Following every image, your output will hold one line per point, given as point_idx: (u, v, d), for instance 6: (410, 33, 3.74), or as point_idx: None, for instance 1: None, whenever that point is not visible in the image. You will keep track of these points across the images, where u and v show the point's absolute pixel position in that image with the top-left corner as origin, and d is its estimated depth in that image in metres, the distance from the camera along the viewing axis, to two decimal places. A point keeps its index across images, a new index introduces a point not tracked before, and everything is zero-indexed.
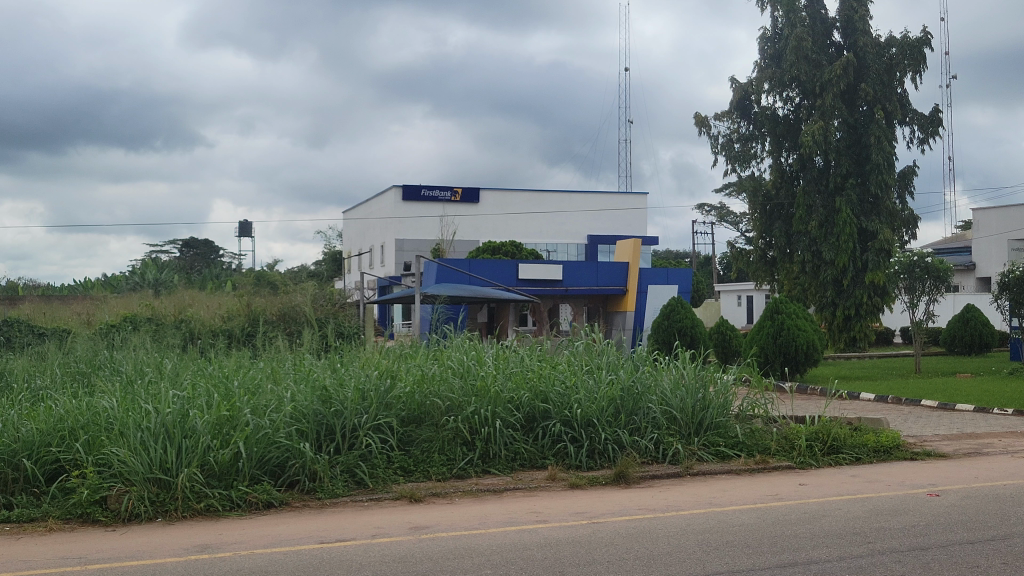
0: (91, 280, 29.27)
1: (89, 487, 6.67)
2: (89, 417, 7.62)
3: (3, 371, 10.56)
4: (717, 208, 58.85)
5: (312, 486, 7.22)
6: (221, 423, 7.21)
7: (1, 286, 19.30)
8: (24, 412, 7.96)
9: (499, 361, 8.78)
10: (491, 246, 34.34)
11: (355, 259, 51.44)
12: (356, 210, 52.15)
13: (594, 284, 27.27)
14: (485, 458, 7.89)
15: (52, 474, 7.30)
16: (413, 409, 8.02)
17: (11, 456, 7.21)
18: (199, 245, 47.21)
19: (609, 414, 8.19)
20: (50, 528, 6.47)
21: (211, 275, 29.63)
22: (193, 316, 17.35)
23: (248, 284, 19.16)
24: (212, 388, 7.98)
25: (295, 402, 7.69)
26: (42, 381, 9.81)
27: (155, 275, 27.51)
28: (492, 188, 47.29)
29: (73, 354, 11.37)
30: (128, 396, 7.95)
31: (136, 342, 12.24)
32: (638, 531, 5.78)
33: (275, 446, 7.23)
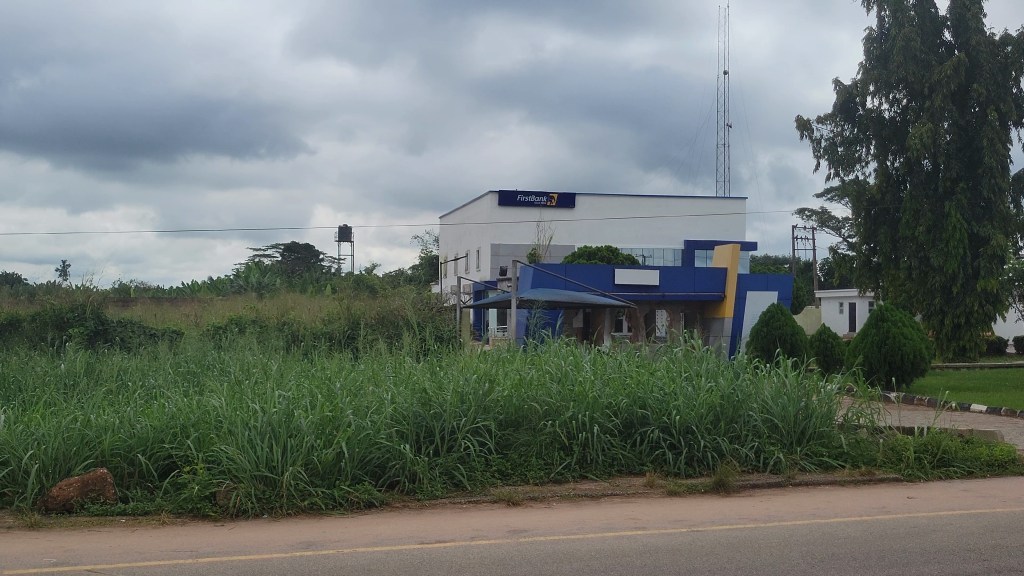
0: (199, 283, 30.35)
1: (199, 483, 6.92)
2: (199, 415, 7.91)
3: (120, 369, 11.04)
4: (819, 214, 57.60)
5: (412, 487, 7.31)
6: (324, 424, 7.41)
7: (116, 288, 20.15)
8: (139, 410, 8.32)
9: (597, 367, 8.79)
10: (587, 251, 34.31)
11: (451, 263, 52.02)
12: (453, 215, 52.77)
13: (691, 290, 26.96)
14: (583, 463, 7.89)
15: (165, 470, 7.59)
16: (510, 413, 8.05)
17: (128, 452, 7.54)
18: (300, 250, 48.46)
19: (708, 421, 8.08)
20: (162, 521, 6.72)
21: (312, 279, 30.40)
22: (295, 320, 17.82)
23: (348, 288, 19.59)
24: (315, 390, 8.19)
25: (395, 404, 7.83)
26: (156, 380, 10.22)
27: (258, 278, 28.37)
28: (587, 193, 47.26)
29: (185, 355, 11.80)
30: (236, 396, 8.22)
31: (244, 344, 12.63)
32: (739, 540, 5.71)
33: (376, 446, 7.37)
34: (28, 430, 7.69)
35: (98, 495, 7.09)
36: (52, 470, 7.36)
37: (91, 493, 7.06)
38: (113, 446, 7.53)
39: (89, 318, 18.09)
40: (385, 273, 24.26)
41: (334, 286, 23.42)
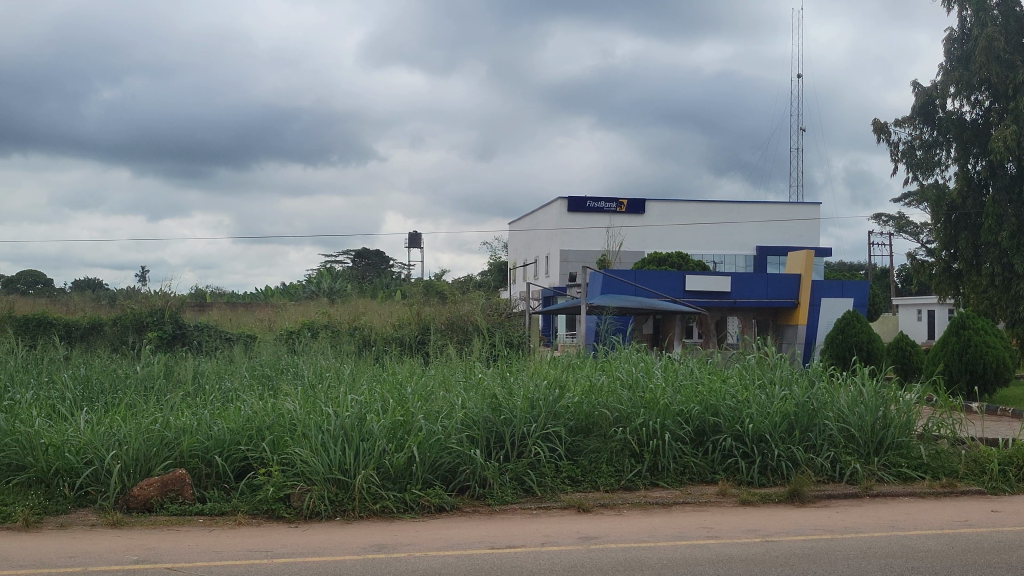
0: (273, 288, 30.91)
1: (274, 484, 7.04)
2: (274, 418, 8.06)
3: (197, 372, 11.29)
4: (896, 219, 56.28)
5: (482, 492, 7.33)
6: (396, 429, 7.49)
7: (193, 293, 20.64)
8: (215, 412, 8.51)
9: (668, 374, 8.72)
10: (656, 257, 34.06)
11: (520, 269, 52.09)
12: (522, 222, 52.89)
13: (764, 297, 26.56)
14: (654, 470, 7.82)
15: (241, 472, 7.74)
16: (581, 419, 8.03)
17: (205, 453, 7.71)
18: (370, 256, 49.03)
19: (783, 430, 7.95)
20: (238, 521, 6.85)
21: (383, 285, 30.75)
22: (367, 325, 18.02)
23: (418, 293, 19.76)
24: (387, 394, 8.28)
25: (466, 409, 7.89)
26: (231, 384, 10.42)
27: (330, 284, 28.78)
28: (658, 199, 46.96)
29: (260, 359, 12.03)
30: (309, 399, 8.35)
31: (317, 349, 12.82)
32: (814, 551, 5.60)
33: (447, 451, 7.41)
34: (110, 430, 7.92)
35: (177, 495, 7.25)
36: (133, 469, 7.56)
37: (170, 493, 7.23)
38: (191, 448, 7.71)
39: (168, 322, 18.56)
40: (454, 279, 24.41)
41: (404, 292, 23.65)
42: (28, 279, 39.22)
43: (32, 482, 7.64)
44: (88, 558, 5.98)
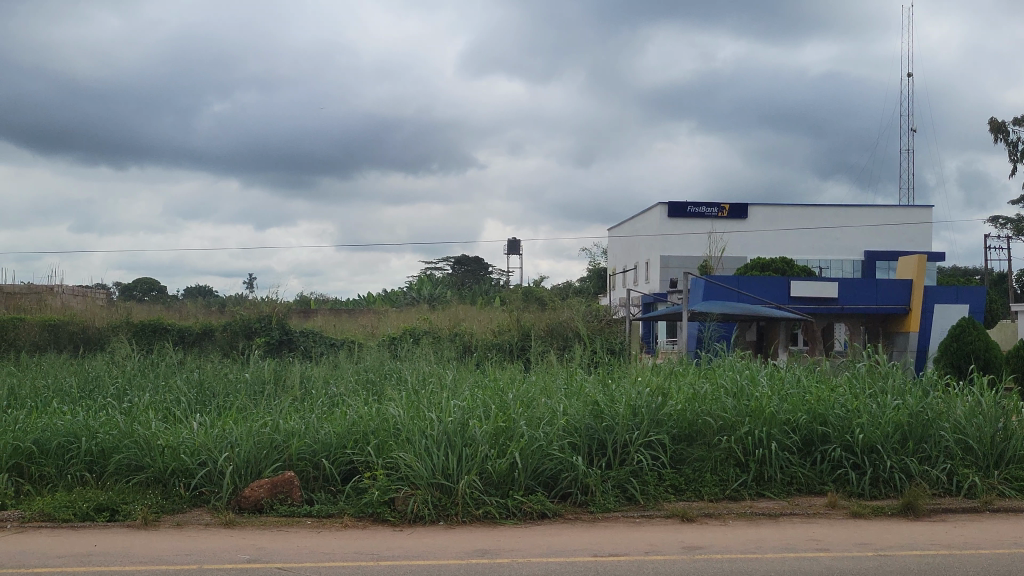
0: (375, 295, 31.46)
1: (379, 488, 7.16)
2: (379, 423, 8.20)
3: (304, 377, 11.56)
4: (1014, 222, 53.96)
5: (585, 499, 7.29)
6: (498, 435, 7.55)
7: (298, 300, 21.16)
8: (322, 416, 8.71)
9: (774, 382, 8.54)
10: (759, 262, 33.42)
11: (619, 275, 51.79)
12: (621, 227, 52.63)
13: (872, 303, 25.78)
14: (760, 480, 7.67)
15: (347, 474, 7.88)
16: (684, 427, 7.92)
17: (313, 456, 7.90)
18: (469, 262, 49.46)
19: (895, 441, 7.70)
20: (344, 524, 6.99)
21: (482, 291, 30.96)
22: (467, 331, 18.16)
23: (517, 300, 19.85)
24: (488, 400, 8.35)
25: (567, 417, 7.89)
26: (338, 388, 10.64)
27: (430, 291, 29.11)
28: (760, 203, 46.11)
29: (364, 364, 12.23)
30: (412, 405, 8.47)
31: (420, 355, 12.98)
32: (931, 568, 5.40)
33: (549, 458, 7.41)
34: (222, 433, 8.19)
35: (286, 496, 7.44)
36: (245, 471, 7.79)
37: (279, 495, 7.42)
38: (299, 451, 7.90)
39: (275, 328, 19.08)
40: (554, 286, 24.43)
41: (505, 298, 23.78)
42: (144, 287, 40.94)
43: (149, 481, 7.95)
44: (202, 556, 6.18)
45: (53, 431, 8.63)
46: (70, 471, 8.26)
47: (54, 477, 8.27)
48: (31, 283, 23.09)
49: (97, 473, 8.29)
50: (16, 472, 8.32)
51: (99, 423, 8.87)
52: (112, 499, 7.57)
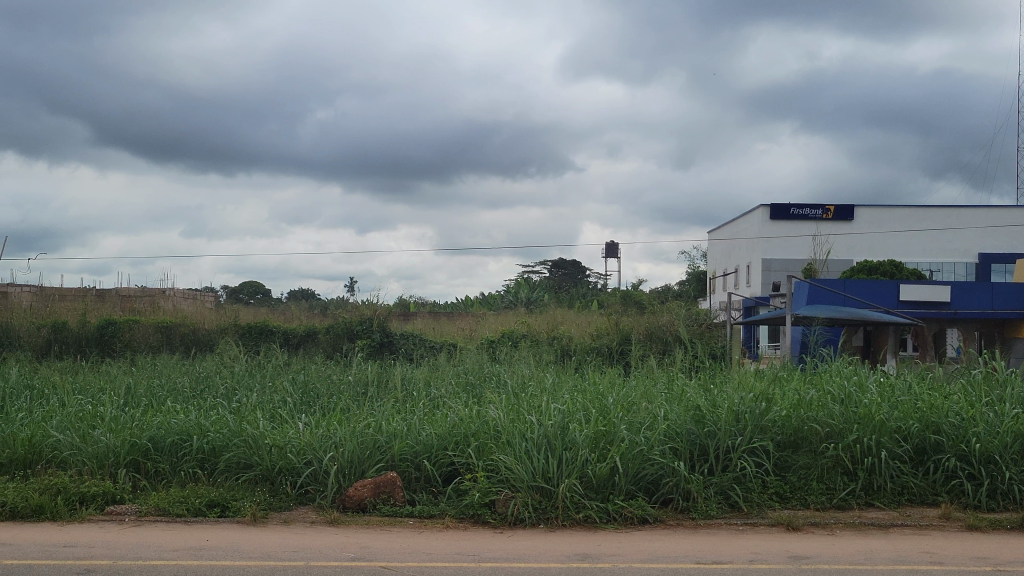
0: (473, 298, 31.73)
1: (480, 490, 7.21)
2: (479, 425, 8.27)
3: (406, 379, 11.73)
4: None
5: (686, 505, 7.21)
6: (598, 439, 7.55)
7: (399, 303, 21.49)
8: (424, 418, 8.84)
9: (884, 389, 8.30)
10: (865, 266, 32.51)
11: (719, 279, 51.06)
12: (720, 230, 51.90)
13: (987, 307, 24.79)
14: (869, 489, 7.45)
15: (448, 476, 7.96)
16: (789, 434, 7.76)
17: (415, 457, 8.01)
18: (566, 266, 49.39)
19: (1014, 451, 7.37)
20: (446, 525, 7.06)
21: (579, 295, 30.91)
22: (565, 335, 18.13)
23: (616, 304, 19.75)
24: (588, 404, 8.34)
25: (668, 421, 7.82)
26: (438, 390, 10.76)
27: (528, 294, 29.22)
28: (867, 205, 44.86)
29: (465, 367, 12.34)
30: (512, 408, 8.51)
31: (519, 358, 13.02)
32: None
33: (650, 462, 7.35)
34: (327, 433, 8.39)
35: (389, 497, 7.56)
36: (348, 470, 7.94)
37: (382, 494, 7.55)
38: (401, 452, 8.02)
39: (375, 330, 19.41)
40: (652, 289, 24.25)
41: (602, 301, 23.72)
42: (250, 289, 42.37)
43: (258, 479, 8.18)
44: (309, 553, 6.33)
45: (168, 429, 8.95)
46: (183, 468, 8.56)
47: (169, 473, 8.58)
48: (145, 286, 24.02)
49: (208, 470, 8.56)
50: (132, 467, 8.66)
51: (210, 422, 9.16)
52: (222, 495, 7.81)
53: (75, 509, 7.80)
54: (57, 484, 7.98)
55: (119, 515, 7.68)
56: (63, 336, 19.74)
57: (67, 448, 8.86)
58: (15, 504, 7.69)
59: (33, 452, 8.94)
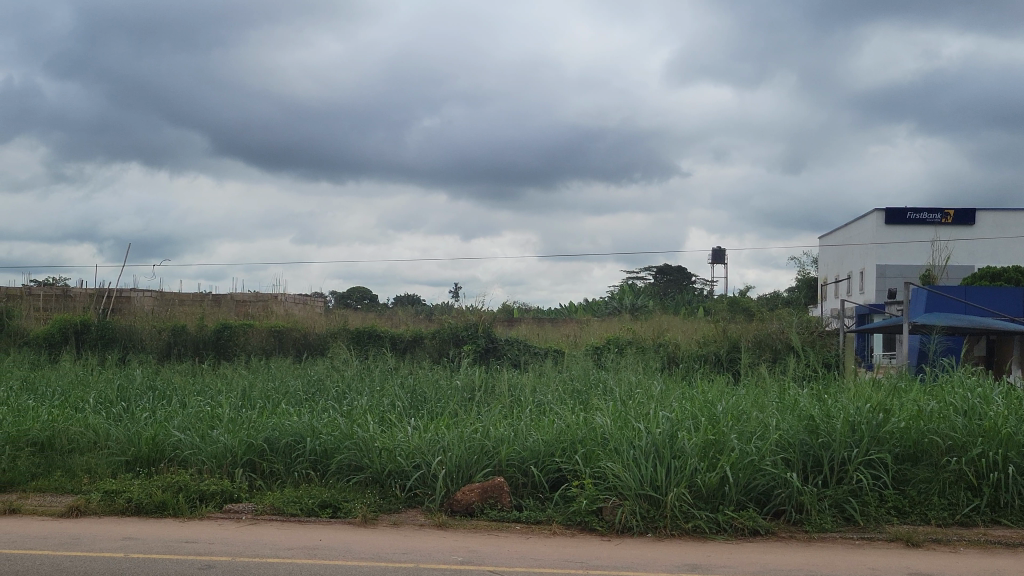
0: (578, 304, 31.72)
1: (587, 497, 7.19)
2: (586, 432, 8.26)
3: (512, 385, 11.78)
4: None
5: (799, 518, 7.04)
6: (707, 448, 7.46)
7: (504, 309, 21.62)
8: (531, 424, 8.88)
9: (1010, 401, 7.94)
10: (987, 273, 31.18)
11: (831, 285, 49.75)
12: (832, 235, 50.57)
13: None
14: (994, 506, 7.11)
15: (555, 482, 7.97)
16: (908, 446, 7.52)
17: (522, 463, 8.05)
18: (672, 271, 48.86)
19: None
20: (553, 531, 7.07)
21: (686, 301, 30.53)
22: (671, 342, 17.94)
23: (723, 311, 19.44)
24: (697, 413, 8.25)
25: (781, 431, 7.67)
26: (545, 396, 10.77)
27: (633, 300, 29.06)
28: (989, 208, 43.05)
29: (571, 373, 12.32)
30: (619, 415, 8.47)
31: (626, 366, 12.91)
32: None
33: (761, 473, 7.21)
34: (435, 438, 8.51)
35: (496, 501, 7.60)
36: (456, 475, 8.03)
37: (490, 499, 7.59)
38: (508, 457, 8.07)
39: (481, 336, 19.56)
40: (761, 296, 23.79)
41: (708, 308, 23.42)
42: (357, 294, 43.37)
43: (369, 481, 8.34)
44: (419, 555, 6.41)
45: (283, 431, 9.21)
46: (297, 469, 8.78)
47: (283, 473, 8.82)
48: (259, 291, 24.79)
49: (320, 471, 8.77)
50: (249, 467, 8.93)
51: (323, 425, 9.38)
52: (335, 497, 8.00)
53: (196, 506, 8.10)
54: (179, 482, 8.30)
55: (236, 513, 7.93)
56: (182, 339, 20.52)
57: (186, 447, 9.20)
58: (140, 500, 8.03)
59: (156, 451, 9.32)
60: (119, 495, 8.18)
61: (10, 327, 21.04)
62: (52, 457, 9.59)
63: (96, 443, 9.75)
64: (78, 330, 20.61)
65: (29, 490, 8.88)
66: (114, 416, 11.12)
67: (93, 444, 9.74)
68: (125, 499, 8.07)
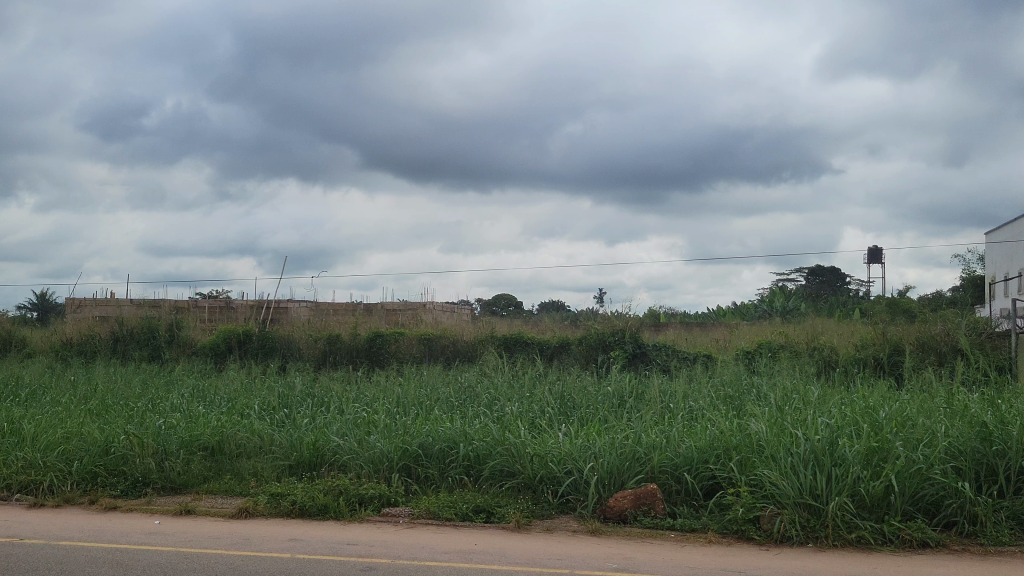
0: (728, 307, 31.16)
1: (744, 505, 7.03)
2: (742, 438, 8.09)
3: (662, 391, 11.65)
4: None
5: (973, 530, 6.66)
6: (871, 456, 7.19)
7: (651, 314, 21.41)
8: (683, 430, 8.78)
9: None
10: None
11: (999, 283, 47.05)
12: (1001, 231, 47.84)
13: None
14: None
15: (709, 489, 7.84)
16: None
17: (675, 469, 7.96)
18: (825, 273, 47.31)
19: None
20: (708, 539, 6.94)
21: (842, 303, 29.53)
22: (827, 345, 17.36)
23: (881, 312, 18.66)
24: (858, 419, 7.97)
25: (950, 439, 7.33)
26: (697, 402, 10.60)
27: (784, 302, 28.31)
28: None
29: (722, 379, 12.07)
30: (776, 421, 8.27)
31: (780, 370, 12.56)
32: None
33: (929, 482, 6.89)
34: (586, 444, 8.52)
35: (650, 508, 7.53)
36: (608, 481, 7.98)
37: (643, 506, 7.53)
38: (661, 463, 7.99)
39: (628, 341, 19.45)
40: (923, 297, 22.76)
41: (863, 310, 22.55)
42: (504, 301, 43.91)
43: (521, 487, 8.41)
44: (573, 561, 6.42)
45: (436, 436, 9.41)
46: (451, 474, 8.94)
47: (438, 479, 8.99)
48: (409, 300, 25.38)
49: (473, 476, 8.90)
50: (405, 472, 9.16)
51: (475, 431, 9.54)
52: (488, 502, 8.11)
53: (355, 509, 8.38)
54: (340, 486, 8.61)
55: (394, 516, 8.15)
56: (337, 347, 21.26)
57: (346, 452, 9.53)
58: (304, 502, 8.36)
59: (317, 455, 9.68)
60: (284, 498, 8.54)
61: (180, 337, 22.30)
62: (221, 462, 10.09)
63: (261, 448, 10.22)
64: (240, 340, 21.64)
65: (202, 493, 9.38)
66: (277, 422, 11.62)
67: (258, 449, 10.20)
68: (290, 502, 8.42)
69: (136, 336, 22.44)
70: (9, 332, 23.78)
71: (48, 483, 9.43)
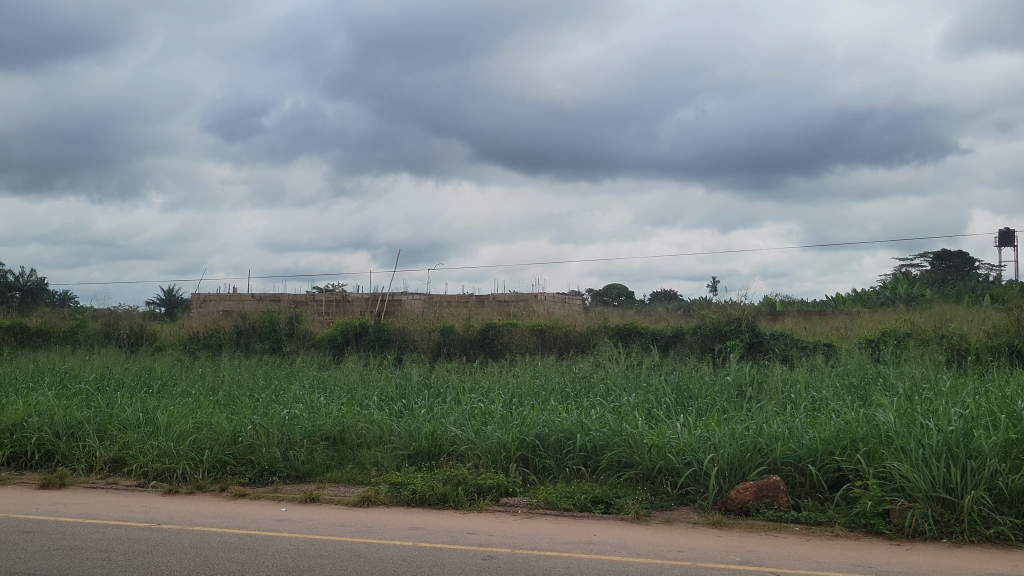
0: (848, 295, 30.23)
1: (872, 499, 6.81)
2: (869, 430, 7.85)
3: (783, 380, 11.39)
4: None
5: None
6: (1009, 448, 6.88)
7: (768, 302, 20.95)
8: (806, 421, 8.57)
9: None
10: None
11: None
12: None
13: None
14: None
15: (835, 482, 7.63)
16: None
17: (799, 461, 7.77)
18: (951, 258, 45.27)
19: None
20: (835, 533, 6.74)
21: (972, 288, 28.24)
22: (957, 333, 16.64)
23: (1016, 298, 17.77)
24: (995, 409, 7.63)
25: None
26: (821, 392, 10.33)
27: (908, 288, 27.27)
28: None
29: (847, 368, 11.71)
30: (905, 411, 7.99)
31: (908, 359, 12.09)
32: None
33: None
34: (705, 436, 8.41)
35: (772, 501, 7.37)
36: (728, 473, 7.83)
37: (766, 498, 7.37)
38: (784, 455, 7.82)
39: (744, 330, 19.06)
40: None
41: (995, 296, 21.52)
42: (615, 292, 43.57)
43: (639, 478, 8.33)
44: (695, 553, 6.35)
45: (553, 427, 9.42)
46: (568, 465, 8.95)
47: (555, 469, 8.99)
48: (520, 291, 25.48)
49: (591, 467, 8.89)
50: (522, 462, 9.19)
51: (592, 422, 9.51)
52: (606, 493, 8.08)
53: (474, 498, 8.47)
54: (457, 476, 8.71)
55: (512, 506, 8.20)
56: (450, 339, 21.50)
57: (463, 442, 9.65)
58: (423, 492, 8.49)
59: (435, 445, 9.82)
60: (404, 487, 8.69)
61: (300, 330, 22.94)
62: (343, 450, 10.33)
63: (381, 438, 10.42)
64: (357, 332, 22.12)
65: (325, 481, 9.63)
66: (395, 413, 11.84)
67: (379, 439, 10.41)
68: (410, 491, 8.56)
69: (258, 330, 23.19)
70: (141, 326, 24.89)
71: (181, 471, 9.83)
